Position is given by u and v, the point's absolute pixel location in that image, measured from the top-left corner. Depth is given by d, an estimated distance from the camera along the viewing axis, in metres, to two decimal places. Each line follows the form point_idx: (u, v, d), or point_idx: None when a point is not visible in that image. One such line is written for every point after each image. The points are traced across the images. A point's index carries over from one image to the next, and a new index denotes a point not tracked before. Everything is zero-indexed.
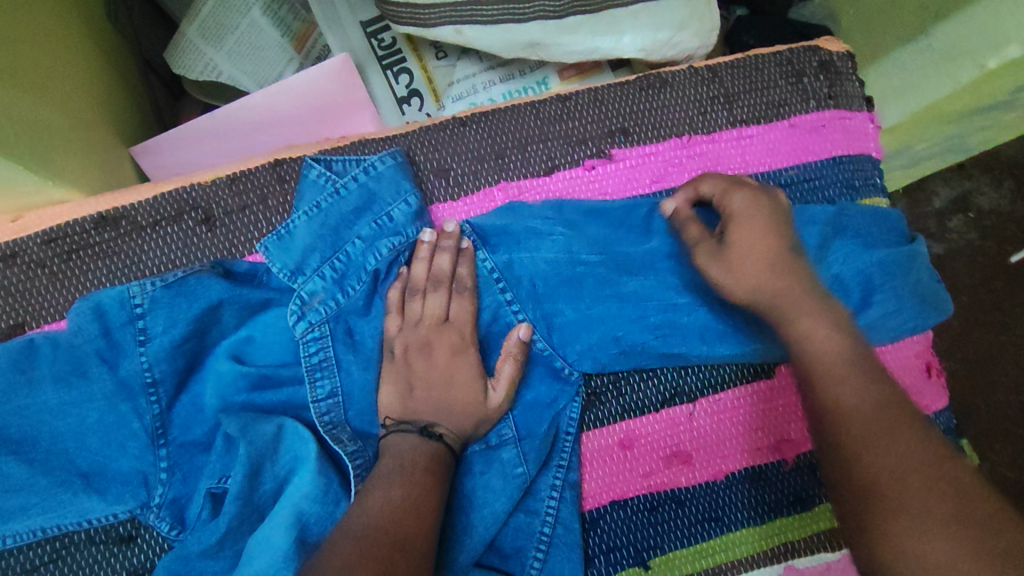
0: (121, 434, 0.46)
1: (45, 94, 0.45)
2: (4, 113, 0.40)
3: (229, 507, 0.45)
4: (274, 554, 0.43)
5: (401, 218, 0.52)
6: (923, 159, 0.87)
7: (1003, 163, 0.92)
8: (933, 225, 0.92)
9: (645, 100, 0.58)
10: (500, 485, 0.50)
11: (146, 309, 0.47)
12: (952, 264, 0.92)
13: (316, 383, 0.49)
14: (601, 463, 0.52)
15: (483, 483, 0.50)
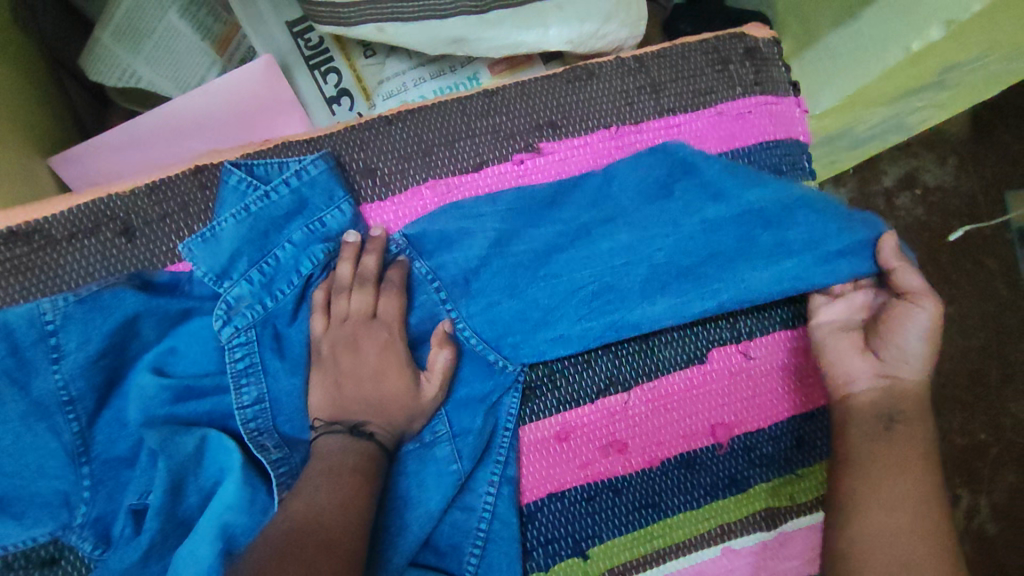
0: (39, 456, 0.45)
1: None
2: None
3: (150, 523, 0.44)
4: (201, 568, 0.43)
5: (334, 224, 0.52)
6: (866, 141, 0.89)
7: (945, 141, 0.95)
8: (882, 203, 0.95)
9: (573, 92, 0.58)
10: (436, 484, 0.49)
11: (58, 326, 0.45)
12: (901, 240, 0.93)
13: (241, 390, 0.48)
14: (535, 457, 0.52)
15: (417, 483, 0.49)
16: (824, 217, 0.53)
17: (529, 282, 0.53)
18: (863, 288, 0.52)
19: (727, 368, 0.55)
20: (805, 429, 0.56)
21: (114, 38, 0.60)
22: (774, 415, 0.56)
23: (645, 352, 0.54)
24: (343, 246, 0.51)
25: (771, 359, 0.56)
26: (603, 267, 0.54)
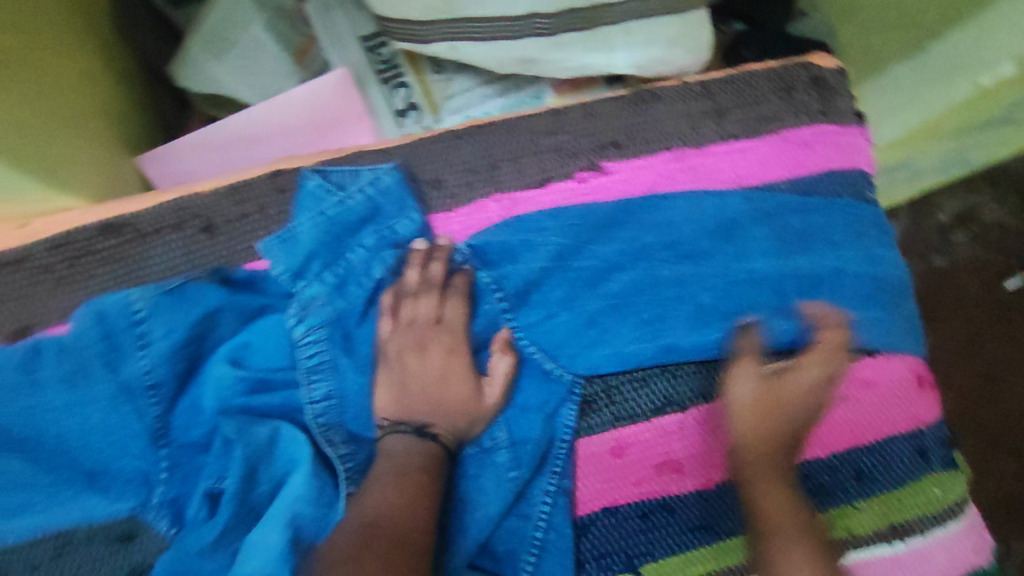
0: (123, 436, 0.49)
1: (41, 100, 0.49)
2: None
3: (226, 507, 0.47)
4: (269, 554, 0.45)
5: (404, 233, 0.54)
6: (926, 172, 0.88)
7: (1011, 178, 0.91)
8: (937, 239, 0.92)
9: (638, 114, 0.60)
10: (495, 492, 0.50)
11: (146, 316, 0.48)
12: (958, 276, 0.91)
13: (312, 385, 0.50)
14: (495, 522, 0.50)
15: (476, 489, 0.50)
16: (863, 261, 0.59)
17: (592, 301, 0.55)
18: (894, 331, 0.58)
19: (784, 395, 0.56)
20: (864, 461, 0.55)
21: (203, 47, 0.64)
22: (830, 444, 0.55)
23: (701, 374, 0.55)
24: (411, 253, 0.53)
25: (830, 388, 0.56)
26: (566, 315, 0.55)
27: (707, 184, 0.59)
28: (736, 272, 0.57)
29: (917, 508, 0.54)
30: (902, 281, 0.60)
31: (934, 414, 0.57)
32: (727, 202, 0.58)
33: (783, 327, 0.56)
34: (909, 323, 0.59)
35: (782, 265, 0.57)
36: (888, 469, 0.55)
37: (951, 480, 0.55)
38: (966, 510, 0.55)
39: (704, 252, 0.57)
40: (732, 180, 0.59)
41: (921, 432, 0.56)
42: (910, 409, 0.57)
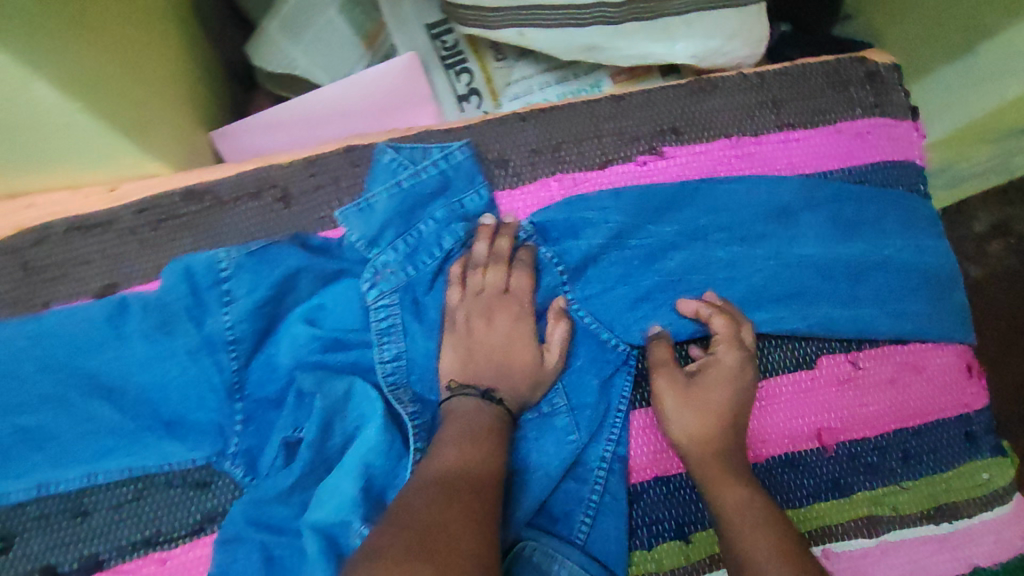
0: (202, 388, 0.51)
1: (140, 69, 0.51)
2: (99, 78, 0.45)
3: (303, 455, 0.50)
4: (344, 500, 0.48)
5: (473, 207, 0.56)
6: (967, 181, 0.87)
7: None
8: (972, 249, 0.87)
9: (696, 103, 0.61)
10: (550, 455, 0.53)
11: (230, 275, 0.51)
12: None
13: (383, 346, 0.52)
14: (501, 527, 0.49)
15: (532, 453, 0.53)
16: (916, 249, 0.60)
17: (648, 279, 0.57)
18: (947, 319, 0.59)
19: (835, 375, 0.57)
20: (911, 443, 0.56)
21: (279, 28, 0.67)
22: (880, 427, 0.56)
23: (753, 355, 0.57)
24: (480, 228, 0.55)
25: (879, 372, 0.57)
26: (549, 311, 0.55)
27: (761, 171, 0.60)
28: (789, 255, 0.58)
29: (960, 491, 0.56)
30: (952, 271, 0.60)
31: (982, 402, 0.58)
32: (783, 188, 0.59)
33: (835, 311, 0.57)
34: (961, 313, 0.59)
35: (835, 252, 0.59)
36: (934, 453, 0.56)
37: (996, 470, 0.56)
38: (1012, 497, 0.56)
39: (758, 236, 0.59)
40: (786, 168, 0.60)
41: (968, 419, 0.57)
42: (958, 395, 0.58)
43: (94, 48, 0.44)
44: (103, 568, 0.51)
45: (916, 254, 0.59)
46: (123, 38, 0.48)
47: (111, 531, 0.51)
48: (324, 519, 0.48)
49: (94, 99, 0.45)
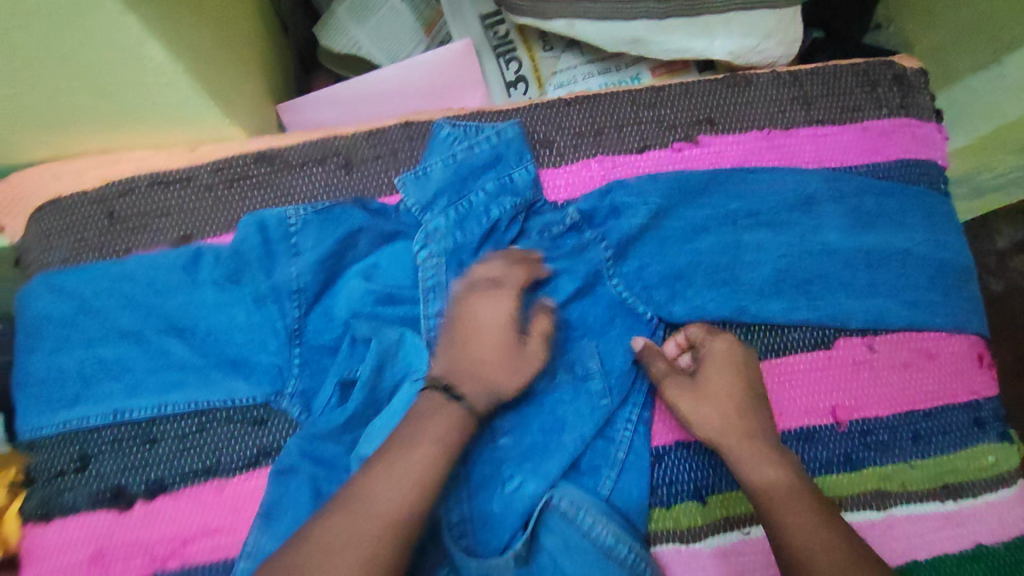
0: (266, 330, 0.57)
1: (223, 41, 0.57)
2: (191, 44, 0.52)
3: (357, 395, 0.55)
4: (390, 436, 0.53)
5: (521, 182, 0.60)
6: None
7: None
8: None
9: (732, 96, 0.65)
10: (578, 416, 0.56)
11: (298, 229, 0.57)
12: None
13: (429, 302, 0.56)
14: (482, 490, 0.54)
15: (562, 411, 0.57)
16: (936, 243, 0.63)
17: (680, 258, 0.60)
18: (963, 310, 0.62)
19: (851, 357, 0.60)
20: (922, 425, 0.59)
21: (346, 12, 0.72)
22: (892, 406, 0.59)
23: (774, 332, 0.60)
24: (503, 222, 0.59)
25: (893, 356, 0.60)
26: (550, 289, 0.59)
27: (790, 163, 0.64)
28: (813, 242, 0.62)
29: (967, 473, 0.59)
30: (969, 267, 0.63)
31: (992, 391, 0.61)
32: (812, 179, 0.63)
33: (851, 296, 0.60)
34: (976, 308, 0.62)
35: (857, 241, 0.62)
36: (944, 435, 0.59)
37: (1002, 455, 0.59)
38: (1017, 481, 0.59)
39: (784, 222, 0.62)
40: (814, 161, 0.64)
41: (977, 405, 0.60)
42: (969, 383, 0.61)
43: (189, 17, 0.51)
44: (166, 491, 0.56)
45: (936, 249, 0.62)
46: (212, 12, 0.55)
47: (175, 459, 0.56)
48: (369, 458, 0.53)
49: (189, 61, 0.51)
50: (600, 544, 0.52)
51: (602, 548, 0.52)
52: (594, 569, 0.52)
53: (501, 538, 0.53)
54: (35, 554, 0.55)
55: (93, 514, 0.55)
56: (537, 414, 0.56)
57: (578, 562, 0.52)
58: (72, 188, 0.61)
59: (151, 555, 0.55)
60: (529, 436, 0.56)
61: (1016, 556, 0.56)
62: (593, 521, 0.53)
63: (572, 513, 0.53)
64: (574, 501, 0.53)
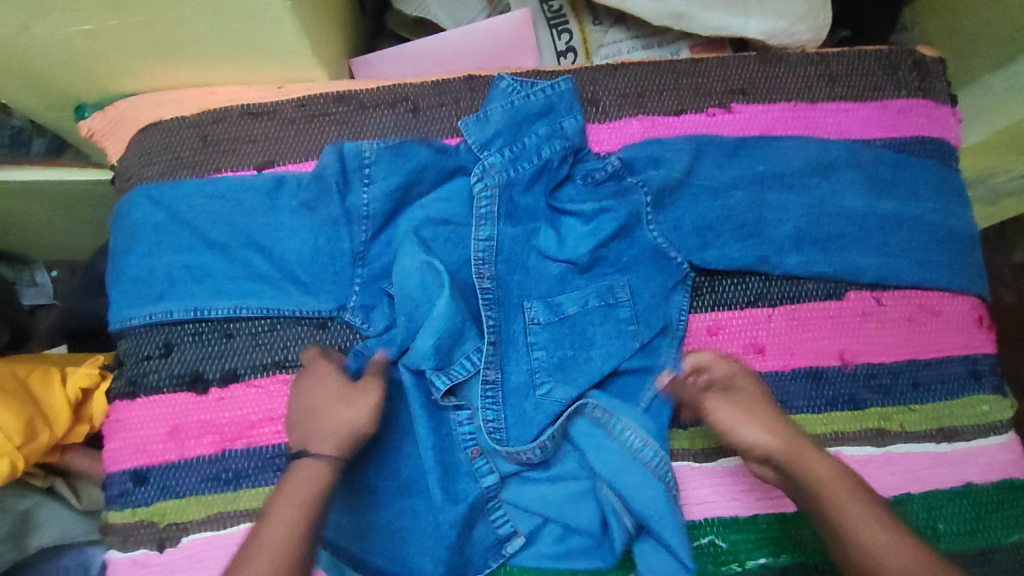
0: (334, 250, 0.63)
1: None
2: None
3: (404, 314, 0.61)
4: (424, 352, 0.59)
5: (570, 129, 0.66)
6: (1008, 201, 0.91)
7: None
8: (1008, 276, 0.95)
9: (764, 70, 0.72)
10: (607, 338, 0.63)
11: (371, 162, 0.63)
12: None
13: (481, 228, 0.63)
14: (516, 397, 0.61)
15: (591, 330, 0.63)
16: (945, 213, 0.68)
17: (711, 210, 0.66)
18: (967, 276, 0.67)
19: (860, 308, 0.66)
20: (922, 373, 0.65)
21: None
22: (894, 355, 0.65)
23: (790, 282, 0.66)
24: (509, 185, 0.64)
25: (898, 310, 0.66)
26: (591, 226, 0.66)
27: (814, 133, 0.69)
28: (832, 205, 0.67)
29: (962, 418, 0.64)
30: (973, 237, 0.69)
31: (989, 350, 0.66)
32: (835, 148, 0.68)
33: (864, 254, 0.66)
34: (978, 275, 0.68)
35: (874, 204, 0.67)
36: (941, 383, 0.65)
37: (996, 406, 0.65)
38: (1005, 431, 0.65)
39: (806, 185, 0.67)
40: (836, 132, 0.70)
41: (974, 359, 0.66)
42: (969, 339, 0.66)
43: None
44: (239, 380, 0.63)
45: (945, 219, 0.68)
46: None
47: (248, 353, 0.63)
48: (416, 350, 0.60)
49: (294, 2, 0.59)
50: (628, 445, 0.60)
51: (629, 449, 0.60)
52: (623, 464, 0.59)
53: (531, 432, 0.61)
54: (120, 425, 0.63)
55: (174, 394, 0.63)
56: (569, 333, 0.63)
57: (608, 458, 0.60)
58: (172, 113, 0.70)
59: (221, 434, 0.62)
60: (559, 351, 0.62)
61: (997, 491, 0.62)
62: (622, 426, 0.60)
63: (605, 419, 0.61)
64: (607, 408, 0.61)
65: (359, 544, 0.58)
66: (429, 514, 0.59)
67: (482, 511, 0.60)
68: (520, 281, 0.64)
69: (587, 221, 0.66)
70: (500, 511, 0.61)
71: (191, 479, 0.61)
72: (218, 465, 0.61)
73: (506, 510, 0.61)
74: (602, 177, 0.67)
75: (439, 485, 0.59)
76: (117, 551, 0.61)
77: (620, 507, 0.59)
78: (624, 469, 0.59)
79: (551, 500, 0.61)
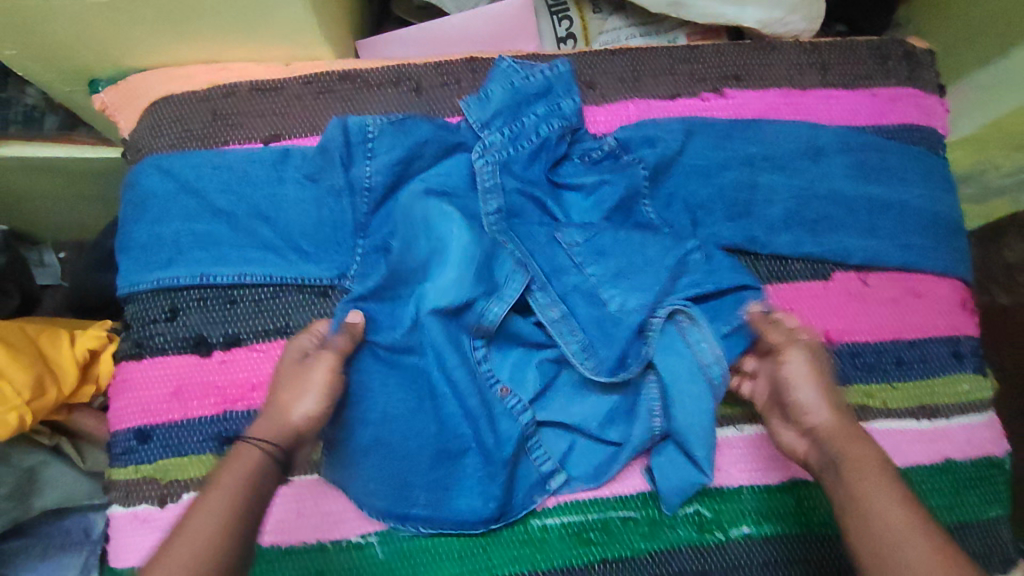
0: (337, 220, 0.66)
1: None
2: None
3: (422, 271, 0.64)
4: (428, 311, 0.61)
5: (568, 109, 0.68)
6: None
7: None
8: None
9: (758, 58, 0.74)
10: (628, 294, 0.64)
11: (375, 135, 0.65)
12: None
13: (487, 201, 0.65)
14: (585, 316, 0.64)
15: (645, 243, 0.65)
16: (932, 198, 0.70)
17: (702, 191, 0.68)
18: (951, 260, 0.69)
19: (846, 288, 0.68)
20: (905, 352, 0.67)
21: None
22: (879, 334, 0.67)
23: (778, 262, 0.68)
24: (507, 160, 0.67)
25: (884, 291, 0.68)
26: (592, 198, 0.69)
27: (805, 118, 0.71)
28: (820, 188, 0.69)
29: (942, 396, 0.66)
30: (958, 223, 0.71)
31: (970, 332, 0.68)
32: (824, 133, 0.70)
33: (851, 235, 0.68)
34: (962, 259, 0.70)
35: (862, 188, 0.69)
36: (923, 362, 0.67)
37: (976, 386, 0.67)
38: (984, 410, 0.67)
39: (795, 168, 0.69)
40: (827, 118, 0.71)
41: (956, 340, 0.68)
42: (951, 321, 0.68)
43: None
44: (242, 344, 0.65)
45: (931, 204, 0.70)
46: None
47: (251, 318, 0.65)
48: (443, 301, 0.61)
49: None
50: (705, 355, 0.62)
51: (700, 362, 0.62)
52: (688, 376, 0.62)
53: (610, 356, 0.63)
54: (125, 384, 0.65)
55: (178, 356, 0.65)
56: (620, 249, 0.65)
57: (677, 372, 0.62)
58: (182, 88, 0.72)
59: (223, 395, 0.64)
60: (615, 263, 0.65)
61: (975, 468, 0.64)
62: (700, 339, 0.63)
63: (684, 325, 0.64)
64: (692, 316, 0.63)
65: (386, 496, 0.61)
66: (465, 465, 0.62)
67: (525, 448, 0.64)
68: (533, 240, 0.66)
69: (588, 193, 0.69)
70: (540, 448, 0.64)
71: (193, 439, 0.63)
72: (219, 425, 0.64)
73: (545, 447, 0.65)
74: (598, 156, 0.69)
75: (466, 428, 0.62)
76: (119, 506, 0.63)
77: (657, 410, 0.64)
78: (687, 377, 0.62)
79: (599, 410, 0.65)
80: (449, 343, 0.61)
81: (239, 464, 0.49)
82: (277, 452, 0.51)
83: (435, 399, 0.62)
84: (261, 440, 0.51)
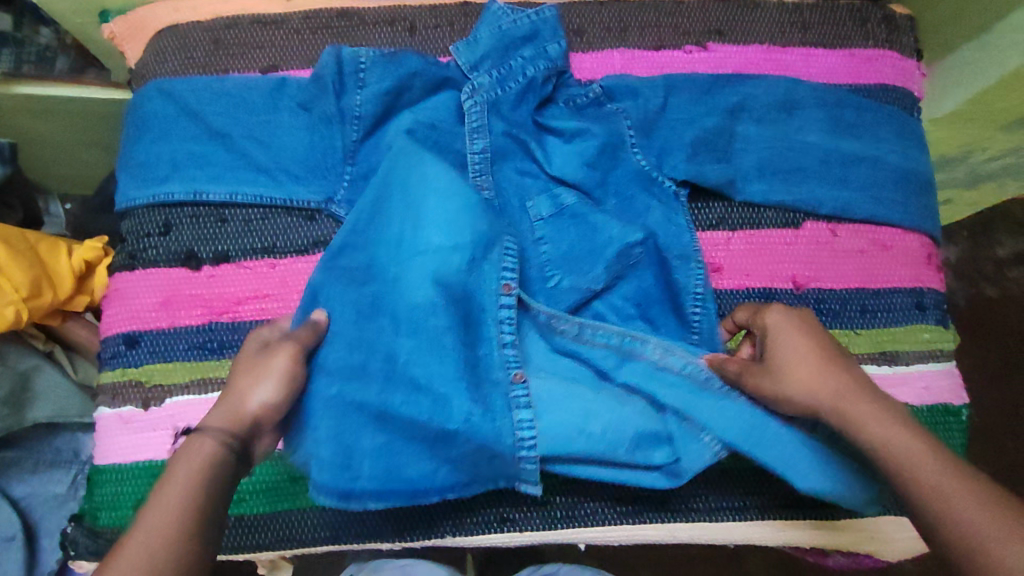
0: (326, 145, 0.68)
1: None
2: None
3: (392, 223, 0.62)
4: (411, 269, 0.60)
5: (555, 52, 0.71)
6: (980, 179, 0.93)
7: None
8: (992, 270, 1.03)
9: (741, 14, 0.76)
10: (590, 263, 0.65)
11: (366, 66, 0.68)
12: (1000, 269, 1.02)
13: (474, 140, 0.68)
14: (532, 290, 0.65)
15: (599, 223, 0.66)
16: (905, 155, 0.72)
17: (682, 136, 0.70)
18: (920, 215, 0.71)
19: (816, 237, 0.70)
20: (870, 301, 0.69)
21: None
22: (845, 283, 0.69)
23: (750, 209, 0.70)
24: (494, 100, 0.69)
25: (852, 242, 0.70)
26: (572, 144, 0.69)
27: (784, 74, 0.74)
28: (795, 140, 0.70)
29: (903, 344, 0.68)
30: (927, 181, 0.73)
31: (934, 284, 0.71)
32: (801, 88, 0.72)
33: (823, 186, 0.70)
34: (931, 216, 0.72)
35: (835, 142, 0.71)
36: (888, 311, 0.69)
37: (937, 336, 0.69)
38: (945, 359, 0.69)
39: (771, 121, 0.71)
40: (804, 74, 0.74)
41: (920, 292, 0.70)
42: (917, 273, 0.70)
43: None
44: (231, 261, 0.68)
45: (904, 160, 0.72)
46: None
47: (241, 237, 0.68)
48: (451, 265, 0.59)
49: None
50: (692, 374, 0.61)
51: (691, 378, 0.61)
52: (687, 393, 0.60)
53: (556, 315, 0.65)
54: (117, 294, 0.68)
55: (169, 269, 0.68)
56: (576, 225, 0.67)
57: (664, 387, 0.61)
58: (187, 19, 0.75)
59: (209, 307, 0.67)
60: (566, 243, 0.66)
61: (930, 413, 0.67)
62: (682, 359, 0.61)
63: (665, 353, 0.62)
64: (663, 344, 0.62)
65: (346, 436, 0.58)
66: (431, 436, 0.58)
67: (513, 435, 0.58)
68: (514, 190, 0.69)
69: (570, 138, 0.70)
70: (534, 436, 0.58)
71: (179, 346, 0.66)
72: (205, 335, 0.66)
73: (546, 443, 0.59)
74: (583, 102, 0.71)
75: (424, 398, 0.57)
76: (105, 408, 0.66)
77: (686, 423, 0.61)
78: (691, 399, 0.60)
79: (591, 413, 0.59)
80: (429, 304, 0.58)
81: (190, 463, 0.47)
82: (233, 443, 0.49)
83: (394, 374, 0.58)
84: (218, 432, 0.49)
